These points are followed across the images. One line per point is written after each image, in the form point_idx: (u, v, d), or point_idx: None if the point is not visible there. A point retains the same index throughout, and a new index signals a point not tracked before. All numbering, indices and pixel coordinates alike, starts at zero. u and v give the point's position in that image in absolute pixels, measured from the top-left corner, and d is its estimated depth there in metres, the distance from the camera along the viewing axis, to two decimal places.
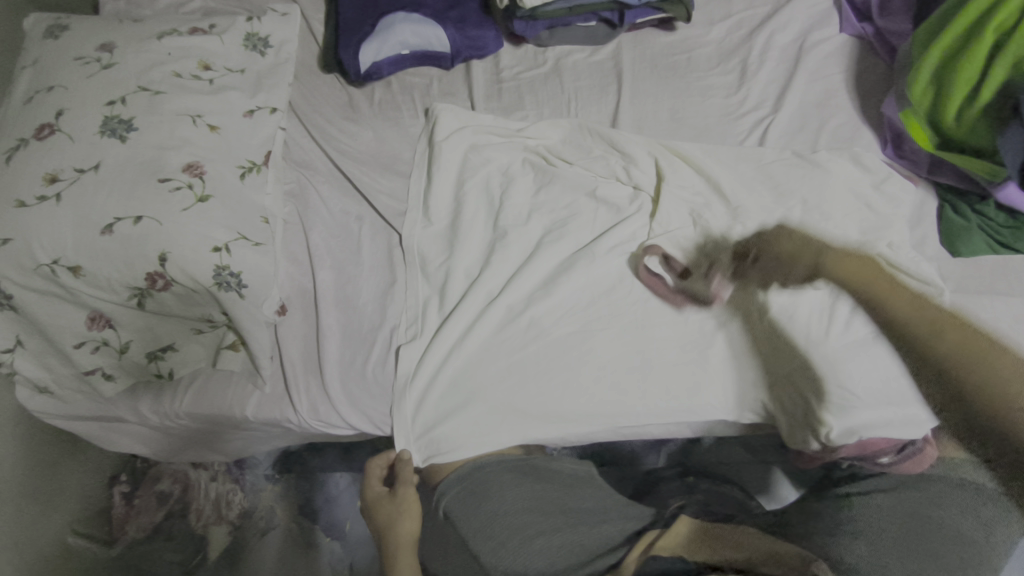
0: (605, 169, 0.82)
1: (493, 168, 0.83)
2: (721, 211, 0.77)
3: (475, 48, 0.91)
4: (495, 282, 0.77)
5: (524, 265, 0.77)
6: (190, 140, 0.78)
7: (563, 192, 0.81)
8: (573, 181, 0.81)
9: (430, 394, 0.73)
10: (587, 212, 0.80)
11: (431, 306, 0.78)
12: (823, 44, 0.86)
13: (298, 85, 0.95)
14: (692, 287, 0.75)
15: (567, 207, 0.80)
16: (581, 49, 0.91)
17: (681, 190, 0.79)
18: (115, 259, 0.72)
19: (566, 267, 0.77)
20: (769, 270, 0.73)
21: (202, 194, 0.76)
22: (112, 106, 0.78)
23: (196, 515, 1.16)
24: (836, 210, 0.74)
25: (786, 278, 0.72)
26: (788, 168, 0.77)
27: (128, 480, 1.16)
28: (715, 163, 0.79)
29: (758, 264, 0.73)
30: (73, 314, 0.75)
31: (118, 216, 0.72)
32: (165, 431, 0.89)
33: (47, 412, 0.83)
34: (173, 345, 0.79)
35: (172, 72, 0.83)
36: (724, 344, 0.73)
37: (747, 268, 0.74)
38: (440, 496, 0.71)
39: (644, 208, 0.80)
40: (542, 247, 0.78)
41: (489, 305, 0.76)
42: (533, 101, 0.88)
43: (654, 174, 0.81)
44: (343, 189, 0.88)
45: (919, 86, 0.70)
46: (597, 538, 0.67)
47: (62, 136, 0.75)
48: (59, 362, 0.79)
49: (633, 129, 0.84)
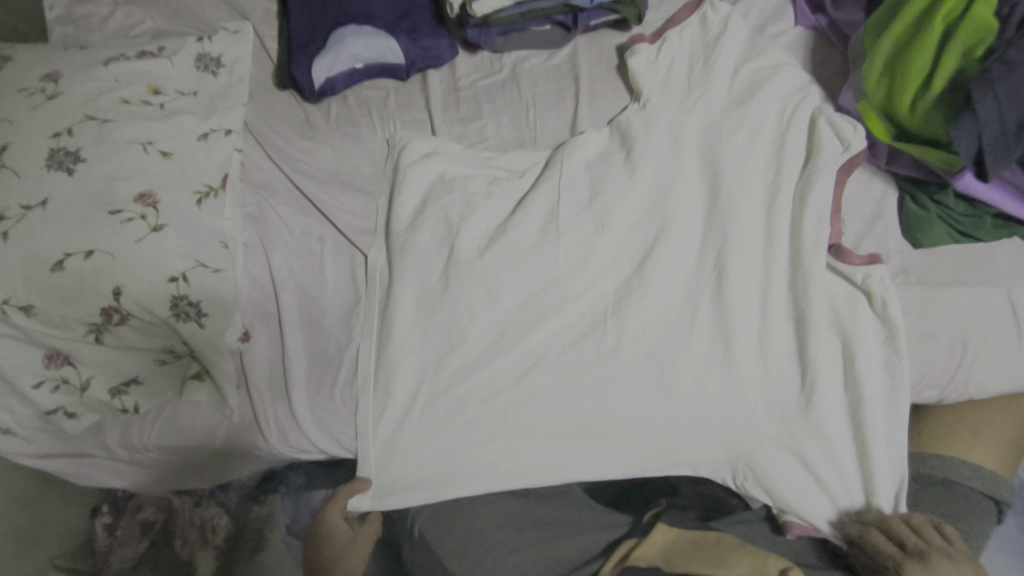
0: (555, 178, 0.77)
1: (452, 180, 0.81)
2: (679, 231, 0.73)
3: (430, 58, 0.89)
4: (445, 311, 0.72)
5: (487, 299, 0.72)
6: (141, 168, 0.77)
7: (524, 218, 0.75)
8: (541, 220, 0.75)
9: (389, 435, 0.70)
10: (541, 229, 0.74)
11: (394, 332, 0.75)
12: (780, 37, 0.83)
13: (254, 103, 0.92)
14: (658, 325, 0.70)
15: (520, 224, 0.75)
16: (537, 54, 0.90)
17: (632, 206, 0.75)
18: (67, 296, 0.70)
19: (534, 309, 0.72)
20: (732, 292, 0.70)
21: (156, 224, 0.74)
22: (58, 138, 0.76)
23: (181, 542, 1.14)
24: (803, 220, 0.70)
25: (751, 296, 0.70)
26: (747, 173, 0.73)
27: (110, 511, 1.13)
28: (670, 176, 0.75)
29: (720, 286, 0.70)
30: (31, 353, 0.74)
31: (68, 252, 0.71)
32: (135, 463, 0.87)
33: (12, 452, 0.81)
34: (137, 377, 0.78)
35: (119, 99, 0.81)
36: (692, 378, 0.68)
37: (718, 294, 0.70)
38: (413, 517, 0.71)
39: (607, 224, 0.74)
40: (493, 275, 0.73)
41: (441, 336, 0.72)
42: (491, 109, 0.86)
43: (604, 187, 0.76)
44: (303, 209, 0.86)
45: (871, 77, 0.69)
46: (573, 551, 0.66)
47: (7, 172, 0.74)
48: (19, 402, 0.77)
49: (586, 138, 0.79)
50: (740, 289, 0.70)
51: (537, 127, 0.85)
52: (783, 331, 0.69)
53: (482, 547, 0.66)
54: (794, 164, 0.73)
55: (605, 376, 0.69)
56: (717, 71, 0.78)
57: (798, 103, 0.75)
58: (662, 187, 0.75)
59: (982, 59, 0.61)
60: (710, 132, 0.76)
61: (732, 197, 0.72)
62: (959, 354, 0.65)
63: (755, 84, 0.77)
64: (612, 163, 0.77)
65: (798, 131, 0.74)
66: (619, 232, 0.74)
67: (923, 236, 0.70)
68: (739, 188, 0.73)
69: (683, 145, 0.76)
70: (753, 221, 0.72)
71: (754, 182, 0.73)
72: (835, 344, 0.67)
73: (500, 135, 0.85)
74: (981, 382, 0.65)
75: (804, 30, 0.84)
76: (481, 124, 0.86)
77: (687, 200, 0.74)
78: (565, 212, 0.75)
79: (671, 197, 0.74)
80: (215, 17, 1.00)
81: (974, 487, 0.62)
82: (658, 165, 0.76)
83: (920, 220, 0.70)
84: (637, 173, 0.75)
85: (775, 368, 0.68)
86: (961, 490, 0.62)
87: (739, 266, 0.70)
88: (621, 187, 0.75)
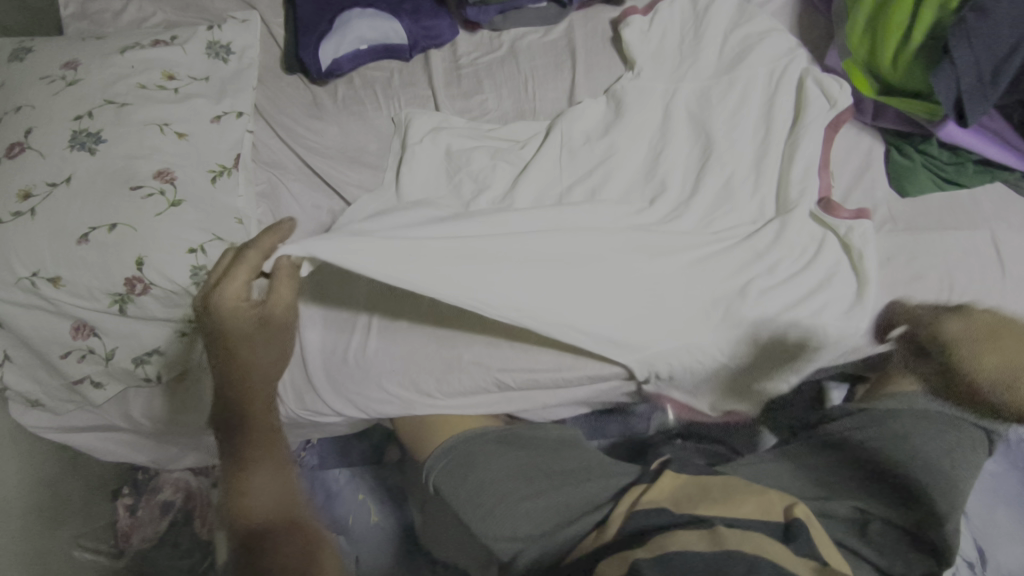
0: (556, 134, 0.81)
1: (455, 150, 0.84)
2: (675, 173, 0.76)
3: (432, 37, 0.93)
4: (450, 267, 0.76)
5: None
6: (159, 148, 0.80)
7: (526, 185, 0.77)
8: (544, 191, 0.78)
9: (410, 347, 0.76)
10: (546, 184, 0.78)
11: (404, 297, 0.78)
12: (767, 5, 0.86)
13: (263, 87, 0.96)
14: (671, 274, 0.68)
15: (525, 176, 0.78)
16: (534, 31, 0.93)
17: (635, 148, 0.78)
18: (93, 268, 0.74)
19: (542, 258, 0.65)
20: (729, 229, 0.72)
21: (175, 199, 0.78)
22: (80, 120, 0.80)
23: (200, 522, 1.17)
24: (796, 171, 0.73)
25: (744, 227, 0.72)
26: (735, 129, 0.76)
27: (130, 493, 1.17)
28: (659, 131, 0.79)
29: (714, 206, 0.74)
30: (57, 324, 0.77)
31: (93, 226, 0.74)
32: (158, 434, 0.91)
33: (40, 425, 0.85)
34: (159, 348, 0.80)
35: (136, 84, 0.85)
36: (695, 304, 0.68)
37: (711, 222, 0.73)
38: (429, 471, 0.73)
39: (606, 170, 0.77)
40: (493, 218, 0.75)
41: None
42: (492, 84, 0.90)
43: (603, 139, 0.79)
44: (313, 185, 0.90)
45: (855, 36, 0.73)
46: (582, 496, 0.68)
47: (32, 153, 0.77)
48: (48, 374, 0.81)
49: (587, 106, 0.82)
50: (730, 218, 0.73)
51: (535, 100, 0.88)
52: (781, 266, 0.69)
53: (494, 496, 0.68)
54: (782, 124, 0.76)
55: None
56: (706, 42, 0.82)
57: (787, 65, 0.78)
58: (657, 151, 0.78)
59: (957, 10, 0.64)
60: (701, 98, 0.79)
61: (725, 157, 0.75)
62: (947, 295, 0.67)
63: (744, 51, 0.80)
64: (612, 116, 0.81)
65: (787, 90, 0.77)
66: (620, 176, 0.77)
67: (911, 186, 0.72)
68: (732, 148, 0.76)
69: (676, 105, 0.79)
70: (744, 179, 0.74)
71: (745, 142, 0.76)
72: (829, 276, 0.69)
73: (500, 108, 0.89)
74: (968, 320, 0.67)
75: None
76: (483, 98, 0.89)
77: (683, 152, 0.77)
78: (565, 183, 0.78)
79: (665, 150, 0.77)
80: (223, 9, 1.04)
81: (969, 419, 0.64)
82: (654, 122, 0.80)
83: (909, 170, 0.72)
84: (632, 137, 0.78)
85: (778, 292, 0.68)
86: (958, 422, 0.64)
87: (737, 200, 0.73)
88: (621, 129, 0.79)
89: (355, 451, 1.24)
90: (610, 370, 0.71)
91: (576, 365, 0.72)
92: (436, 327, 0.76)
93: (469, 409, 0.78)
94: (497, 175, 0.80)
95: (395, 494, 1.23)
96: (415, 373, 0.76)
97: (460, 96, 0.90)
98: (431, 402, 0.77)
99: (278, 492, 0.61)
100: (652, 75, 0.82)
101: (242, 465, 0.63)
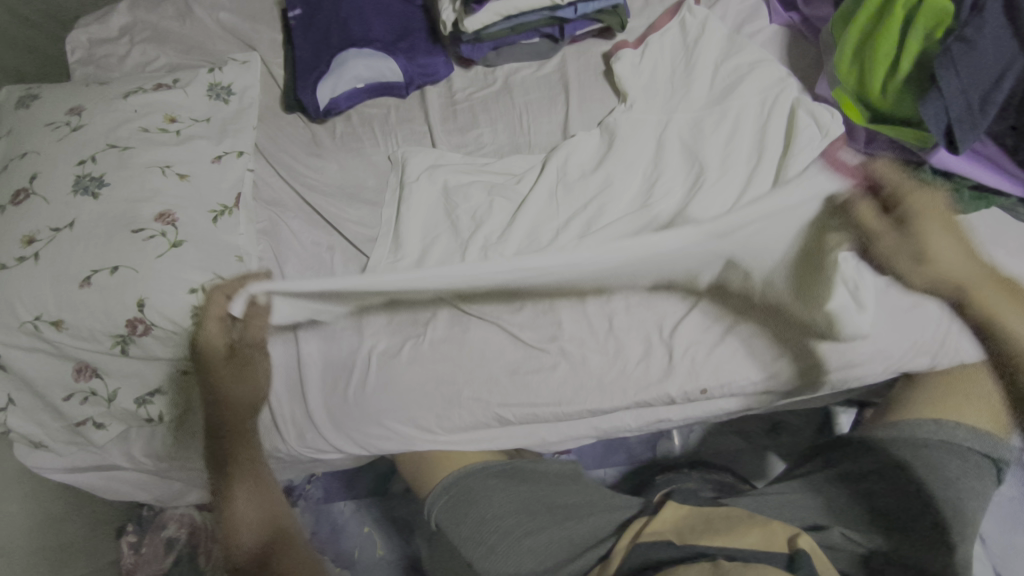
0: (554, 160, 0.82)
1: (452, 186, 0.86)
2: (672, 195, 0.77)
3: (427, 74, 0.95)
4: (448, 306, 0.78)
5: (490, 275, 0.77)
6: (161, 190, 0.82)
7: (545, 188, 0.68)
8: (544, 219, 0.79)
9: (410, 380, 0.77)
10: (546, 214, 0.79)
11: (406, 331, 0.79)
12: (757, 35, 0.88)
13: (263, 126, 0.98)
14: (665, 302, 0.72)
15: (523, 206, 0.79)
16: (528, 66, 0.94)
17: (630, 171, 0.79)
18: (95, 310, 0.75)
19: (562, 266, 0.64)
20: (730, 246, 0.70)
21: (175, 239, 0.79)
22: (83, 165, 0.81)
23: (205, 558, 1.15)
24: None
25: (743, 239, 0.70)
26: (729, 152, 0.77)
27: (135, 530, 1.17)
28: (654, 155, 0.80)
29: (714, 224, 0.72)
30: (60, 367, 0.77)
31: (95, 268, 0.75)
32: (163, 473, 0.91)
33: (45, 466, 0.85)
34: (160, 388, 0.80)
35: (139, 128, 0.87)
36: (689, 332, 0.71)
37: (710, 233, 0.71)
38: (428, 508, 0.73)
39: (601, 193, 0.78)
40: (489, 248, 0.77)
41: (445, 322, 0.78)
42: (487, 118, 0.91)
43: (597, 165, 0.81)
44: (313, 222, 0.91)
45: (842, 68, 0.74)
46: (585, 532, 0.68)
47: (37, 198, 0.79)
48: (51, 416, 0.81)
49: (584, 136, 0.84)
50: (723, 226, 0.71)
51: (530, 133, 0.89)
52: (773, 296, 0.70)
53: (497, 533, 0.67)
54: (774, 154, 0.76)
55: (612, 333, 0.73)
56: (697, 73, 0.83)
57: (779, 93, 0.80)
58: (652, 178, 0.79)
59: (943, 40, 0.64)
60: (694, 129, 0.80)
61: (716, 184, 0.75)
62: (947, 319, 0.67)
63: (736, 83, 0.81)
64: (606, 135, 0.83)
65: (779, 119, 0.78)
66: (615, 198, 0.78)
67: None
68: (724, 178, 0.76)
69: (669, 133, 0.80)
70: (732, 199, 0.73)
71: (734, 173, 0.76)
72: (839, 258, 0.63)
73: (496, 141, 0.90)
74: (972, 346, 0.67)
75: (779, 27, 0.88)
76: (480, 131, 0.91)
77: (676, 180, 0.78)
78: (563, 217, 0.78)
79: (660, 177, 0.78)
80: (225, 50, 1.07)
81: (976, 449, 0.61)
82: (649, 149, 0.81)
83: None
84: (623, 165, 0.80)
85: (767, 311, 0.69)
86: (963, 451, 0.61)
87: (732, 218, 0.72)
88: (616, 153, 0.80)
89: (359, 483, 1.24)
90: (612, 404, 0.72)
91: (575, 399, 0.72)
92: (437, 359, 0.77)
93: (470, 443, 0.78)
94: (493, 212, 0.81)
95: (399, 527, 1.21)
96: (417, 408, 0.76)
97: (457, 130, 0.91)
98: (432, 437, 0.77)
99: (262, 499, 0.69)
100: (643, 106, 0.83)
101: (227, 473, 0.70)
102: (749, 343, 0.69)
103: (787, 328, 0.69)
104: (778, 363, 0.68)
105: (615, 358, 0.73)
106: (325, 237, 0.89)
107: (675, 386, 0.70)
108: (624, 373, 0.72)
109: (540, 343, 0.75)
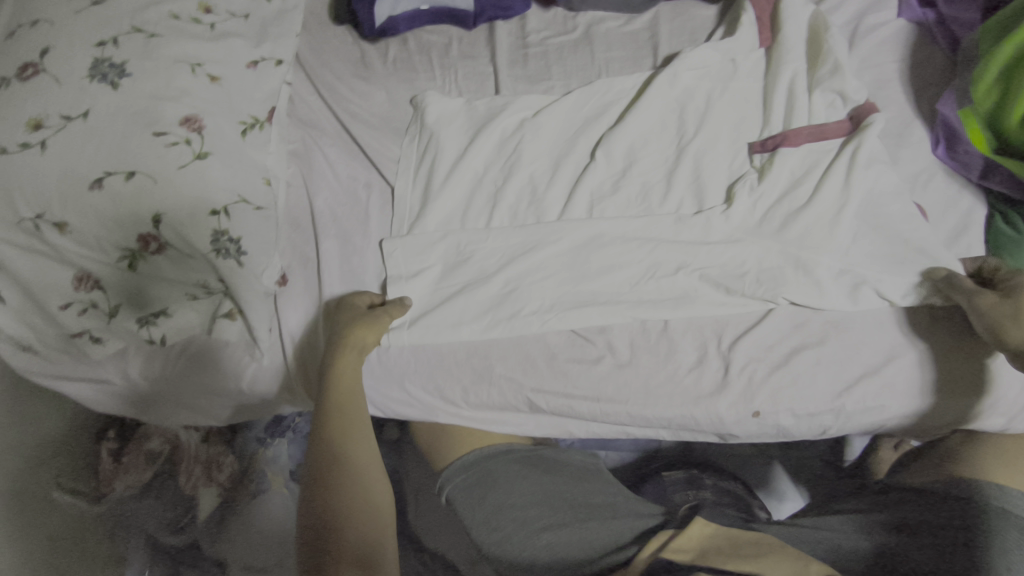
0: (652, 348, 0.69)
1: (508, 138, 0.79)
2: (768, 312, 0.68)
3: (500, 7, 0.89)
4: (505, 269, 0.71)
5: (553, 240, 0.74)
6: (188, 90, 0.72)
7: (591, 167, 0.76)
8: (607, 217, 0.73)
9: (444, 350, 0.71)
10: (625, 190, 0.75)
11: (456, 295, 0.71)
12: (879, 29, 0.83)
13: (308, 36, 0.89)
14: (733, 312, 0.69)
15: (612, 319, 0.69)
16: (614, 16, 0.90)
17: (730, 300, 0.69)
18: (104, 216, 0.67)
19: (509, 310, 0.70)
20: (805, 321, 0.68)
21: (200, 150, 0.69)
22: (103, 47, 0.71)
23: (184, 476, 1.00)
24: (896, 219, 0.69)
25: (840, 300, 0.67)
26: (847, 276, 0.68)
27: (116, 437, 1.02)
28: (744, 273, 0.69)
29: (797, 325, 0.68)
30: (58, 272, 0.71)
31: (108, 171, 0.66)
32: (145, 392, 0.83)
33: (31, 371, 0.79)
34: (165, 309, 0.73)
35: (169, 13, 0.76)
36: (749, 348, 0.67)
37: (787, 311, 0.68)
38: (444, 483, 0.69)
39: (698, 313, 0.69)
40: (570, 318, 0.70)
41: (488, 299, 0.70)
42: (560, 69, 0.87)
43: (695, 348, 0.69)
44: (352, 155, 0.83)
45: (982, 84, 0.70)
46: (606, 535, 0.61)
47: (47, 77, 0.69)
48: (44, 321, 0.75)
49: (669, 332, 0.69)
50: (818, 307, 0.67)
51: (609, 92, 0.82)
52: (851, 323, 0.68)
53: (513, 522, 0.63)
54: (868, 181, 0.70)
55: (666, 336, 0.69)
56: (793, 71, 0.78)
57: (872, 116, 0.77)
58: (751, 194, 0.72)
59: None
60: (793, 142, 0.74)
61: (808, 224, 0.69)
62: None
63: (844, 96, 0.76)
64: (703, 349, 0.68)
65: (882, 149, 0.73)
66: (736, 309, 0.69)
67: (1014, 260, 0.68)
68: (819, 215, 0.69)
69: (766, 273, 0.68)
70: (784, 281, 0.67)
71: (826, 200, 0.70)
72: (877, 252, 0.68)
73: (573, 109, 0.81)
74: None
75: (908, 23, 0.83)
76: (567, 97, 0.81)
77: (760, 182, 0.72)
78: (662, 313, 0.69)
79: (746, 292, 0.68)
80: None
81: None
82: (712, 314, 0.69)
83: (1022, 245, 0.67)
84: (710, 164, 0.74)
85: (837, 346, 0.67)
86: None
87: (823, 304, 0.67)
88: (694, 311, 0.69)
89: None
90: (655, 410, 0.67)
91: (615, 399, 0.68)
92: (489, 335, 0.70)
93: (494, 423, 0.73)
94: (552, 184, 0.76)
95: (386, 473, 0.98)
96: (443, 378, 0.71)
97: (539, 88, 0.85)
98: (455, 411, 0.72)
99: None
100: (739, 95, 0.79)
101: None
102: (817, 370, 0.66)
103: (855, 363, 0.67)
104: (844, 398, 0.65)
105: (665, 360, 0.68)
106: (367, 171, 0.82)
107: (725, 405, 0.66)
108: (674, 385, 0.67)
109: (588, 333, 0.70)
